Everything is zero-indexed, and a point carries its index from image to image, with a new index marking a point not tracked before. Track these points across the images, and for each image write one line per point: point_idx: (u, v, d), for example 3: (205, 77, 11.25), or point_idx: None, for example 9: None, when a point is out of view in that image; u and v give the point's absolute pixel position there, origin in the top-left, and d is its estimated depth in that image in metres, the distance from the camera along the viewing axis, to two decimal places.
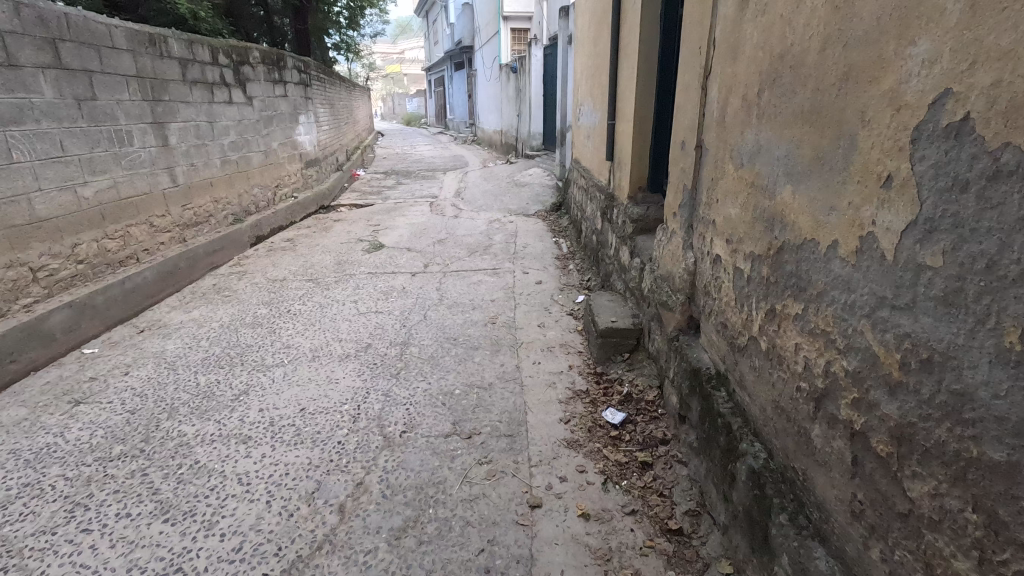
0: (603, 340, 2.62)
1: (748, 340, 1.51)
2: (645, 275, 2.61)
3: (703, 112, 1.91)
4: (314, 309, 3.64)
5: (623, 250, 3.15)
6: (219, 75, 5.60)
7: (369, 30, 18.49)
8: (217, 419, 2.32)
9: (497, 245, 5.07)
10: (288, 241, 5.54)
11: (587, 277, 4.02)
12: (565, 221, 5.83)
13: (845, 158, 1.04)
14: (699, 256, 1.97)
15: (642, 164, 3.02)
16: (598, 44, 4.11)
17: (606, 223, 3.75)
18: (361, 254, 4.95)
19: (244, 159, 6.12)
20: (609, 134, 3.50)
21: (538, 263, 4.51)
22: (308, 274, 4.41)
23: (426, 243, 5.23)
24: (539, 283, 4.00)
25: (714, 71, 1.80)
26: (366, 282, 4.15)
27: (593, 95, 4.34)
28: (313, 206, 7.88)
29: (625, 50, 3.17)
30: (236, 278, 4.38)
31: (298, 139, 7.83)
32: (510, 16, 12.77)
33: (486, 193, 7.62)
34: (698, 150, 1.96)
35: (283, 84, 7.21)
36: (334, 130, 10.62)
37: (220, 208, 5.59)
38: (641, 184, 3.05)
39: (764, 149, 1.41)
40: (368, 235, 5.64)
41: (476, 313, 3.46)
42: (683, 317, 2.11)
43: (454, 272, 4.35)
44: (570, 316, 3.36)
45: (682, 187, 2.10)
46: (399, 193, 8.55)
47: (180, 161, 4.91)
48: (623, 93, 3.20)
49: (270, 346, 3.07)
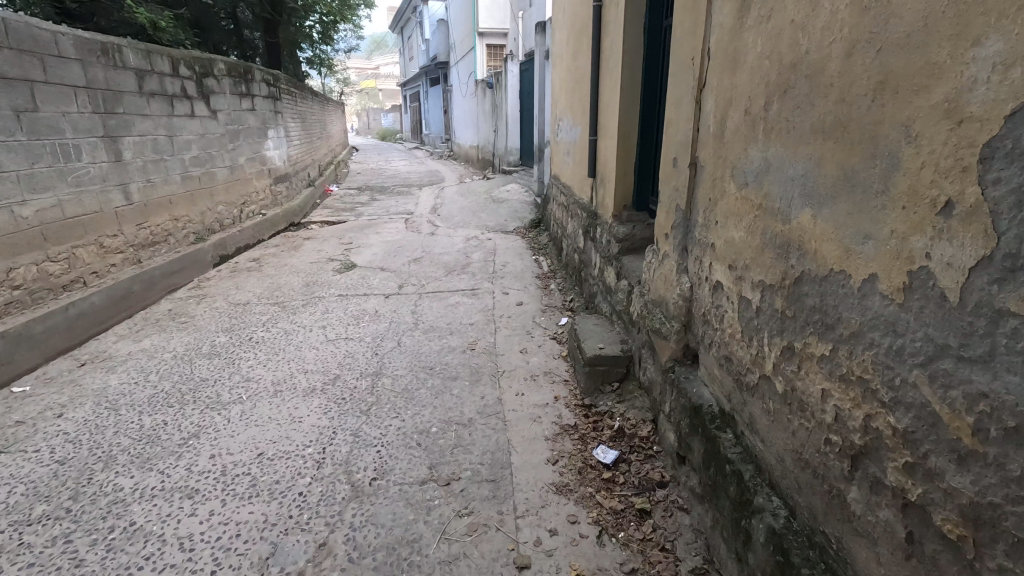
0: (591, 369, 2.46)
1: (759, 379, 1.35)
2: (634, 299, 2.46)
3: (698, 128, 1.78)
4: (278, 337, 3.37)
5: (608, 271, 3.00)
6: (181, 87, 5.32)
7: (343, 45, 18.30)
8: (161, 470, 2.05)
9: (475, 264, 4.89)
10: (254, 261, 5.25)
11: (570, 298, 3.86)
12: (544, 238, 5.70)
13: (884, 179, 0.89)
14: (696, 282, 1.82)
15: (626, 181, 2.89)
16: (578, 59, 4.02)
17: (588, 242, 3.60)
18: (333, 275, 4.70)
19: (207, 175, 5.82)
20: (591, 150, 3.37)
21: (518, 283, 4.34)
22: (274, 297, 4.14)
23: (400, 262, 5.01)
24: (519, 305, 3.82)
25: (710, 84, 1.67)
26: (336, 306, 3.90)
27: (573, 110, 4.24)
28: (283, 224, 7.58)
29: (607, 65, 3.06)
30: (195, 302, 4.08)
31: (267, 154, 7.54)
32: (485, 32, 12.76)
33: (463, 210, 7.46)
34: (693, 167, 1.82)
35: (251, 97, 6.96)
36: (306, 145, 10.36)
37: (180, 226, 5.28)
38: (626, 201, 2.92)
39: (774, 168, 1.27)
40: (340, 254, 5.39)
41: (454, 338, 3.26)
42: (678, 347, 1.95)
43: (430, 293, 4.14)
44: (554, 340, 3.18)
45: (675, 207, 1.96)
46: (373, 209, 8.30)
47: (136, 177, 4.61)
48: (606, 108, 3.09)
49: (227, 380, 2.80)
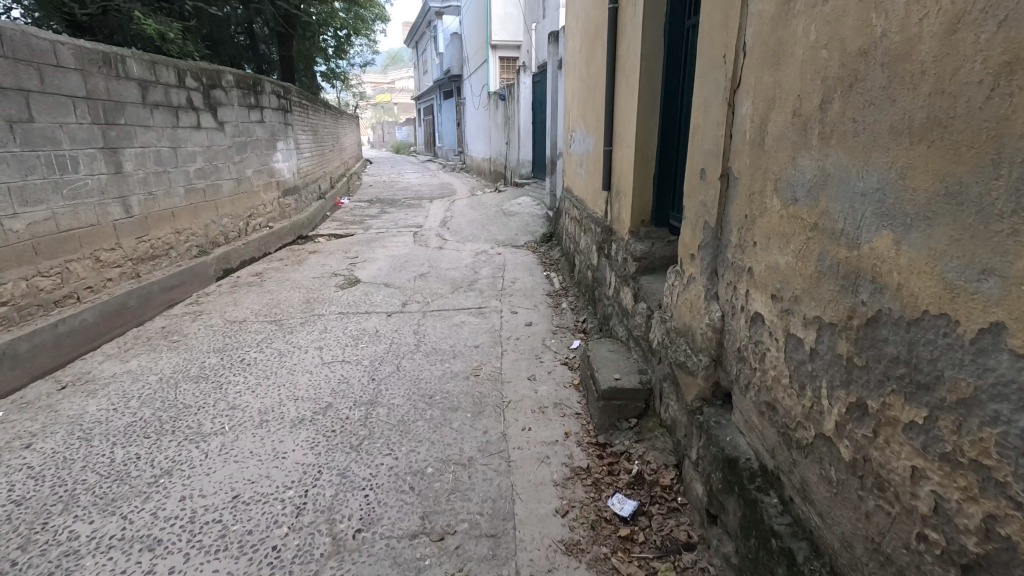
0: (606, 403, 2.21)
1: (816, 439, 1.10)
2: (655, 325, 2.21)
3: (731, 134, 1.55)
4: (271, 359, 3.17)
5: (625, 292, 2.76)
6: (186, 98, 5.24)
7: (358, 59, 18.45)
8: (123, 514, 1.84)
9: (483, 281, 4.67)
10: (256, 275, 5.10)
11: (582, 318, 3.62)
12: (556, 253, 5.47)
13: (1014, 194, 0.65)
14: (729, 310, 1.58)
15: (644, 194, 2.66)
16: (592, 66, 3.82)
17: (603, 260, 3.37)
18: (335, 291, 4.51)
19: (212, 187, 5.72)
20: (606, 161, 3.15)
21: (528, 301, 4.10)
22: (273, 315, 3.96)
23: (405, 278, 4.81)
24: (528, 325, 3.59)
25: (745, 85, 1.44)
26: (335, 324, 3.70)
27: (586, 120, 4.02)
28: (290, 237, 7.46)
29: (623, 70, 2.85)
30: (189, 319, 3.91)
31: (275, 166, 7.45)
32: (498, 44, 12.71)
33: (473, 223, 7.27)
34: (724, 179, 1.59)
35: (260, 109, 6.88)
36: (317, 157, 10.31)
37: (182, 240, 5.16)
38: (644, 215, 2.68)
39: (834, 179, 1.03)
40: (345, 269, 5.22)
41: (457, 362, 3.03)
42: (707, 384, 1.70)
43: (435, 311, 3.93)
44: (564, 366, 2.94)
45: (702, 223, 1.73)
46: (382, 222, 8.15)
47: (136, 190, 4.51)
48: (622, 116, 2.88)
49: (212, 407, 2.59)
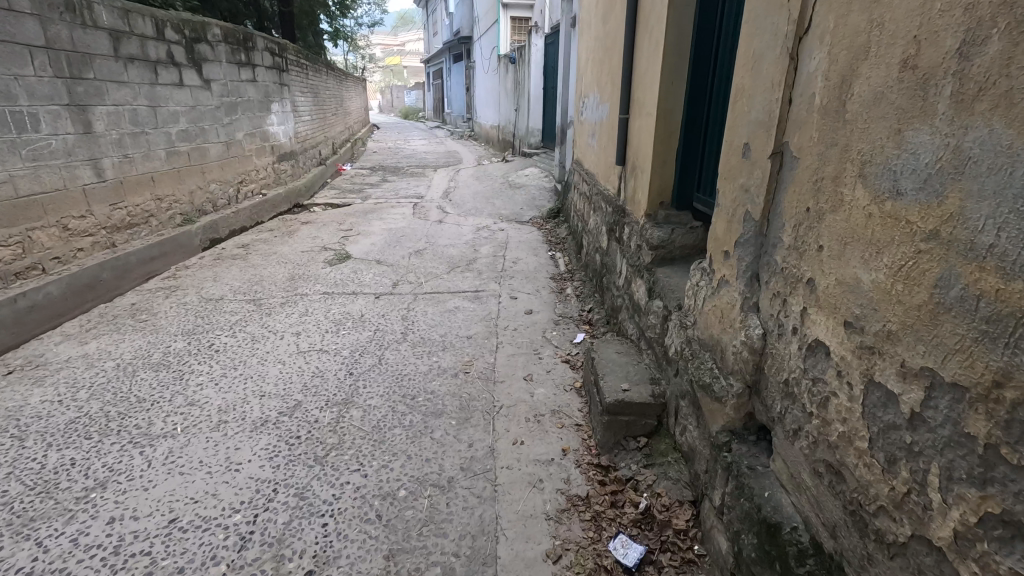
0: (611, 420, 1.89)
1: (911, 541, 0.77)
2: (673, 329, 1.87)
3: (791, 97, 1.17)
4: (243, 345, 2.87)
5: (638, 285, 2.41)
6: (166, 53, 4.83)
7: (366, 18, 17.66)
8: (39, 541, 1.57)
9: (482, 260, 4.33)
10: (242, 247, 4.79)
11: (587, 306, 3.28)
12: (563, 230, 5.10)
13: None
14: (773, 329, 1.23)
15: (665, 171, 2.28)
16: (609, 21, 3.35)
17: (614, 244, 3.00)
18: (323, 267, 4.19)
19: (198, 152, 5.36)
20: (621, 130, 2.74)
21: (529, 285, 3.76)
22: (252, 293, 3.66)
23: (399, 255, 4.47)
24: (528, 314, 3.25)
25: (818, 28, 1.06)
26: (317, 306, 3.40)
27: (601, 83, 3.59)
28: (285, 205, 7.12)
29: (646, 22, 2.41)
30: (163, 295, 3.62)
31: (270, 130, 7.04)
32: (510, 3, 11.97)
33: (477, 195, 6.87)
34: (777, 157, 1.22)
35: (251, 67, 6.44)
36: (317, 121, 9.85)
37: (164, 208, 4.84)
38: (663, 195, 2.31)
39: (981, 165, 0.67)
40: (336, 243, 4.88)
41: (446, 356, 2.71)
42: (737, 416, 1.37)
43: (427, 294, 3.60)
44: (565, 363, 2.62)
45: (741, 214, 1.37)
46: (382, 192, 7.77)
47: (110, 152, 4.17)
48: (642, 78, 2.46)
49: (167, 402, 2.31)
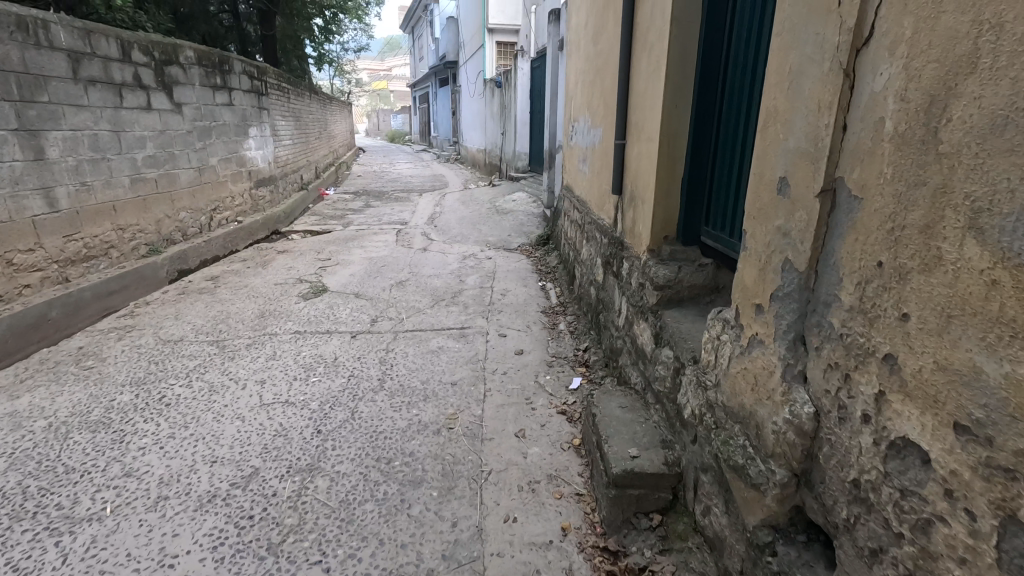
0: (619, 495, 1.63)
1: None
2: (689, 388, 1.62)
3: (846, 122, 0.94)
4: (198, 397, 2.55)
5: (641, 328, 2.16)
6: (133, 75, 4.57)
7: (351, 43, 17.66)
8: None
9: (468, 292, 4.06)
10: (211, 280, 4.47)
11: (583, 345, 3.03)
12: (553, 258, 4.87)
13: None
14: (830, 410, 0.98)
15: (670, 202, 2.06)
16: (601, 43, 3.18)
17: (612, 279, 2.76)
18: (296, 302, 3.89)
19: (167, 178, 5.07)
20: (618, 156, 2.53)
21: (519, 320, 3.49)
22: (216, 333, 3.33)
23: (380, 288, 4.18)
24: (518, 354, 2.98)
25: (888, 36, 0.83)
26: (287, 348, 3.09)
27: (592, 106, 3.40)
28: (262, 232, 6.81)
29: (644, 41, 2.22)
30: (116, 336, 3.28)
31: (247, 155, 6.78)
32: (495, 28, 11.98)
33: (463, 221, 6.64)
34: (827, 196, 0.99)
35: (227, 90, 6.22)
36: (299, 146, 9.62)
37: (126, 238, 4.52)
38: (668, 228, 2.08)
39: None
40: (313, 274, 4.59)
41: (428, 408, 2.42)
42: (781, 510, 1.12)
43: (408, 332, 3.32)
44: (562, 414, 2.35)
45: (778, 262, 1.13)
46: (364, 217, 7.51)
47: (64, 180, 3.87)
48: (641, 101, 2.26)
49: (99, 473, 1.98)
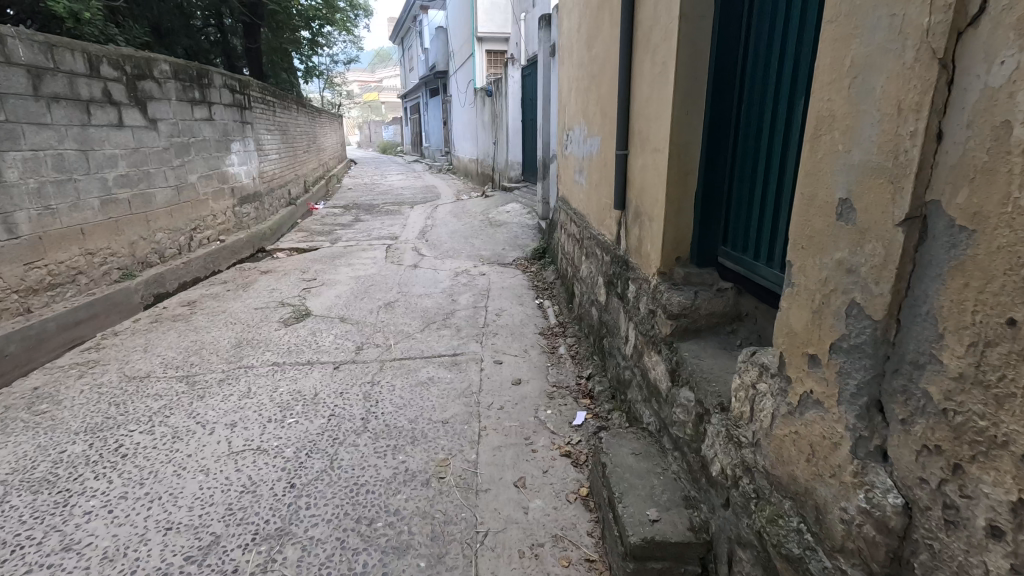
0: (638, 569, 1.39)
1: None
2: (717, 441, 1.38)
3: (944, 129, 0.70)
4: (159, 446, 2.28)
5: (653, 361, 1.92)
6: (102, 91, 4.33)
7: (340, 55, 17.51)
8: None
9: (461, 313, 3.82)
10: (186, 305, 4.20)
11: (585, 373, 2.79)
12: (549, 273, 4.63)
13: None
14: (931, 509, 0.75)
15: (682, 220, 1.82)
16: (596, 47, 2.97)
17: (616, 301, 2.52)
18: (276, 328, 3.62)
19: (142, 198, 4.81)
20: (620, 168, 2.30)
21: (516, 345, 3.24)
22: (187, 367, 3.06)
23: (366, 310, 3.93)
24: (516, 385, 2.73)
25: (1014, 10, 0.61)
26: (263, 383, 2.82)
27: (588, 114, 3.19)
28: (247, 251, 6.55)
29: (647, 42, 2.00)
30: (76, 373, 3.00)
31: (229, 171, 6.53)
32: (484, 37, 11.84)
33: (455, 235, 6.40)
34: (914, 226, 0.75)
35: (207, 105, 5.98)
36: (286, 159, 9.38)
37: (96, 263, 4.25)
38: (680, 248, 1.85)
39: None
40: (296, 297, 4.33)
41: (415, 453, 2.16)
42: None
43: (396, 361, 3.07)
44: (566, 458, 2.11)
45: (843, 305, 0.89)
46: (352, 232, 7.26)
47: (25, 204, 3.62)
48: (645, 108, 2.04)
49: (33, 547, 1.71)
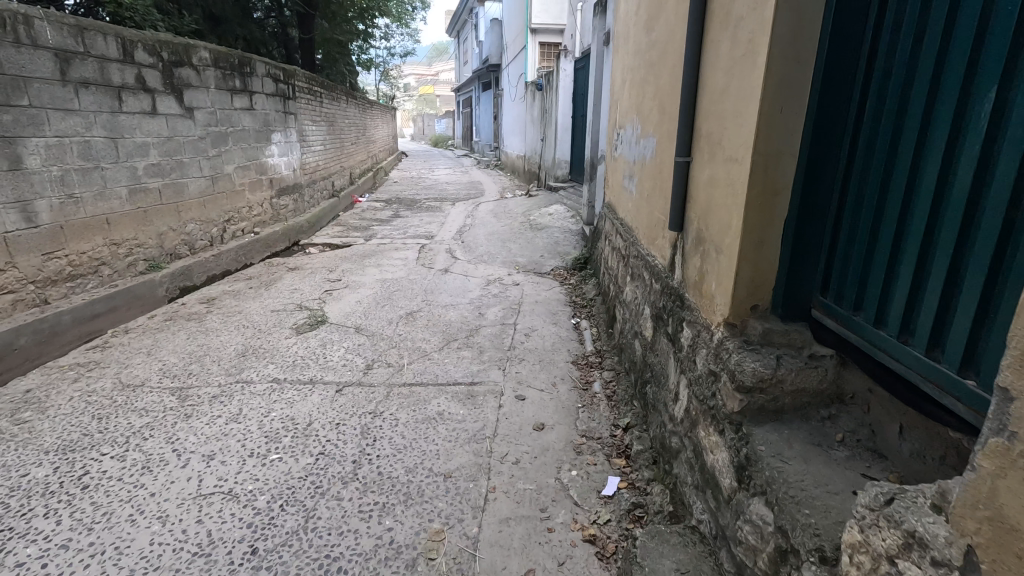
0: None
1: None
2: None
3: None
4: (124, 478, 2.00)
5: (711, 441, 1.46)
6: (136, 77, 4.21)
7: (396, 48, 17.51)
8: None
9: (486, 330, 3.43)
10: (205, 304, 4.02)
11: (622, 422, 2.33)
12: (589, 287, 4.17)
13: None
14: None
15: (765, 255, 1.35)
16: (657, 30, 2.47)
17: (665, 343, 2.05)
18: (287, 337, 3.35)
19: (173, 188, 4.70)
20: (681, 178, 1.82)
21: (544, 375, 2.82)
22: (183, 377, 2.82)
23: (385, 320, 3.60)
24: (537, 431, 2.31)
25: None
26: (256, 405, 2.53)
27: (643, 109, 2.70)
28: (281, 244, 6.43)
29: (726, 17, 1.51)
30: (72, 376, 2.82)
31: (269, 161, 6.41)
32: (539, 28, 11.37)
33: (492, 237, 6.02)
34: None
35: (248, 94, 5.85)
36: (332, 151, 9.29)
37: (121, 254, 4.14)
38: (760, 294, 1.37)
39: None
40: (316, 300, 4.06)
41: (405, 519, 1.78)
42: None
43: (406, 386, 2.72)
44: (589, 544, 1.68)
45: None
46: (389, 229, 7.01)
47: (47, 191, 3.51)
48: (717, 103, 1.56)
49: None
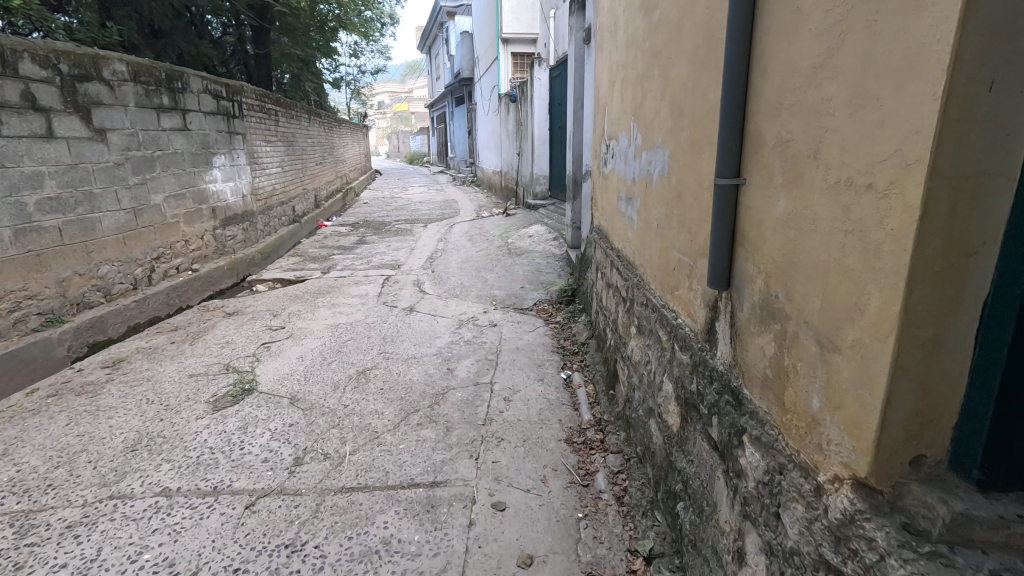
0: None
1: None
2: None
3: None
4: None
5: None
6: (22, 94, 3.48)
7: (366, 64, 16.92)
8: None
9: (456, 393, 2.73)
10: (107, 369, 3.24)
11: (642, 547, 1.66)
12: (579, 326, 3.52)
13: None
14: None
15: (942, 369, 0.70)
16: (661, 7, 1.86)
17: (704, 449, 1.39)
18: (198, 416, 2.61)
19: (81, 225, 3.93)
20: (728, 208, 1.18)
21: (531, 464, 2.14)
22: (38, 492, 2.06)
23: (329, 385, 2.88)
24: (523, 570, 1.62)
25: None
26: (124, 541, 1.78)
27: (645, 112, 2.08)
28: (226, 281, 5.67)
29: None
30: None
31: (210, 188, 5.67)
32: (510, 38, 10.88)
33: (466, 264, 5.36)
34: None
35: (181, 111, 5.13)
36: (293, 172, 8.57)
37: (3, 310, 3.35)
38: (928, 439, 0.73)
39: None
40: (248, 357, 3.33)
41: None
42: None
43: (343, 492, 2.00)
44: None
45: None
46: (351, 258, 6.30)
47: None
48: (801, 94, 0.92)
49: None
